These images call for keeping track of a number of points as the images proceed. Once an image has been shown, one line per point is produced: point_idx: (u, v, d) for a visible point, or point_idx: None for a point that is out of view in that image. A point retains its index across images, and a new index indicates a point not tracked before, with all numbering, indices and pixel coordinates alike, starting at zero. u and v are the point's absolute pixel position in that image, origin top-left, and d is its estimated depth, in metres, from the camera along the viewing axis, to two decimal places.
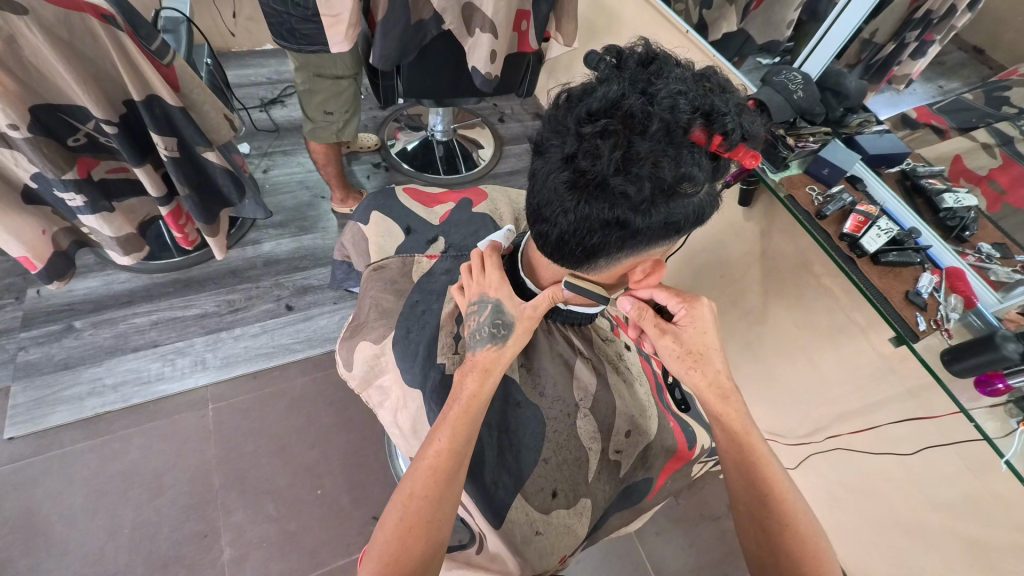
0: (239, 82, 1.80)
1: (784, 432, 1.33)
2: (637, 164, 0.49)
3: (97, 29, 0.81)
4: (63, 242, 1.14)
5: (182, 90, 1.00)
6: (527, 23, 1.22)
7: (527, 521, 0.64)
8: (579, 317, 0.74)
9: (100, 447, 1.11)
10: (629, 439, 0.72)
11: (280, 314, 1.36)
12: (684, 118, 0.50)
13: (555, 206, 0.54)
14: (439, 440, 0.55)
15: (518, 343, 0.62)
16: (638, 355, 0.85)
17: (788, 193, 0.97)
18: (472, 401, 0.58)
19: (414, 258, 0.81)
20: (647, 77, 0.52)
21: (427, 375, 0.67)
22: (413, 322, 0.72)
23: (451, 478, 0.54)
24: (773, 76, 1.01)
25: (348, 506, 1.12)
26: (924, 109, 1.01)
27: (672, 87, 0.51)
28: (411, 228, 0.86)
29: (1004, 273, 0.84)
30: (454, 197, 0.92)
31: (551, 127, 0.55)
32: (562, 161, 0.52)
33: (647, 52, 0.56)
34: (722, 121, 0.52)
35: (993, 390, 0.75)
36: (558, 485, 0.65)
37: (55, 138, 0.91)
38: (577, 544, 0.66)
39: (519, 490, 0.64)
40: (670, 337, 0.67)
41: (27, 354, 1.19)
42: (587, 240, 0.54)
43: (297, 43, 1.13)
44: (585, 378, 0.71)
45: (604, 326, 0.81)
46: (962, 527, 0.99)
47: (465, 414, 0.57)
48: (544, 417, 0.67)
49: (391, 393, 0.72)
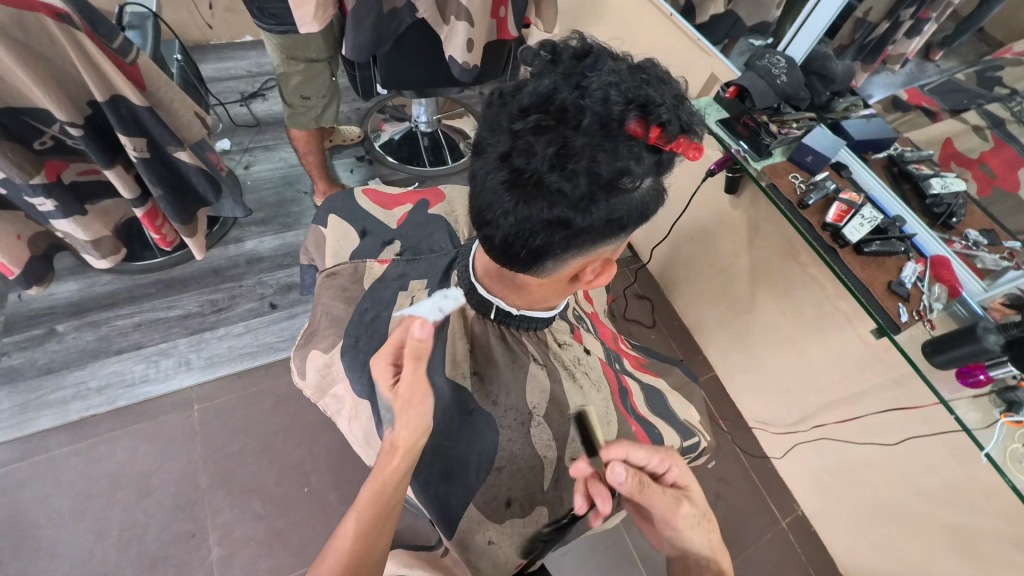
0: (217, 76, 1.76)
1: (774, 421, 1.33)
2: (573, 160, 0.48)
3: (53, 28, 0.78)
4: (39, 246, 1.13)
5: (149, 88, 0.97)
6: (505, 9, 1.18)
7: (481, 529, 0.65)
8: (536, 322, 0.71)
9: (85, 450, 1.11)
10: (585, 447, 0.69)
11: (263, 314, 1.35)
12: (617, 110, 0.49)
13: (495, 208, 0.52)
14: (350, 527, 0.52)
15: (411, 420, 0.57)
16: (599, 357, 0.81)
17: (770, 181, 0.94)
18: (384, 484, 0.54)
19: (365, 264, 0.79)
20: (580, 71, 0.51)
21: (376, 385, 0.66)
22: (362, 331, 0.71)
23: (365, 564, 0.51)
24: (756, 60, 0.99)
25: (335, 504, 1.13)
26: (915, 91, 0.98)
27: (605, 79, 0.50)
28: (366, 230, 0.84)
29: (991, 261, 0.84)
30: (412, 198, 0.91)
31: (487, 125, 0.53)
32: (498, 160, 0.50)
33: (582, 45, 0.55)
34: (658, 112, 0.50)
35: (975, 380, 0.76)
36: (513, 495, 0.65)
37: (20, 141, 0.89)
38: (535, 551, 0.69)
39: (471, 499, 0.64)
40: (683, 501, 0.59)
41: (11, 358, 1.19)
42: (530, 241, 0.52)
43: (269, 23, 1.09)
44: (540, 381, 0.68)
45: (562, 329, 0.77)
46: (950, 517, 0.98)
47: (376, 496, 0.53)
48: (497, 424, 0.65)
49: (347, 401, 0.71)
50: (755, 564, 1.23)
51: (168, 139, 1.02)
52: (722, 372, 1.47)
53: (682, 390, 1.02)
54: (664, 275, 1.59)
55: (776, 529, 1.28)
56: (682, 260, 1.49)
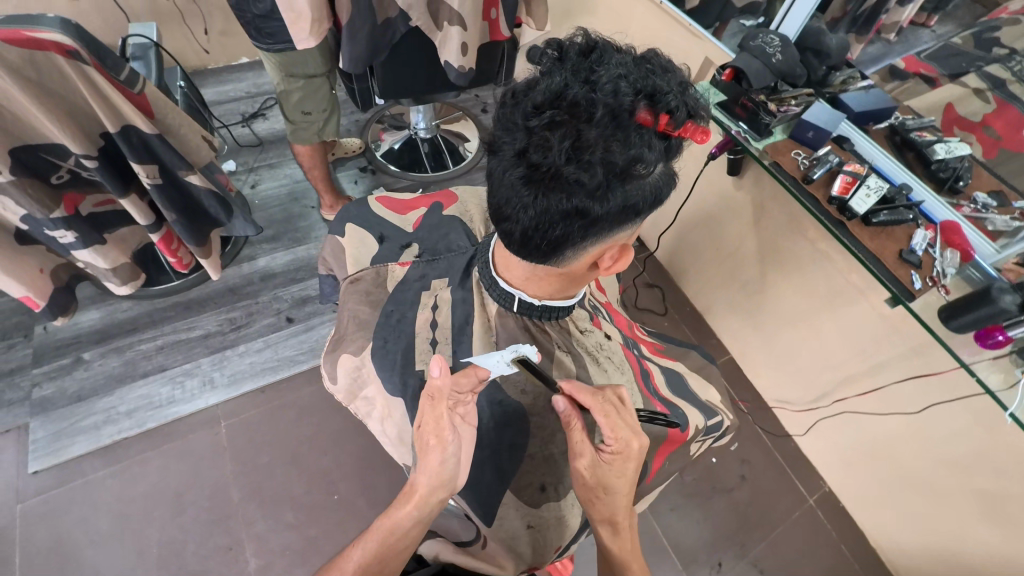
0: (218, 99, 1.80)
1: (795, 399, 1.33)
2: (587, 152, 0.49)
3: (64, 65, 0.81)
4: (62, 277, 1.17)
5: (157, 115, 1.00)
6: (496, 10, 1.20)
7: (516, 516, 0.66)
8: (556, 309, 0.72)
9: (120, 472, 1.14)
10: None
11: (281, 328, 1.38)
12: (627, 101, 0.50)
13: (514, 203, 0.53)
14: (360, 553, 0.56)
15: (430, 465, 0.57)
16: (620, 342, 0.83)
17: (773, 160, 0.95)
18: (394, 526, 0.57)
19: (386, 267, 0.81)
20: (588, 65, 0.53)
21: (406, 383, 0.68)
22: (389, 332, 0.73)
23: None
24: (748, 41, 0.99)
25: (364, 509, 1.15)
26: (912, 58, 0.97)
27: (613, 71, 0.51)
28: (384, 236, 0.86)
29: (1001, 223, 0.83)
30: (425, 202, 0.93)
31: (502, 125, 0.54)
32: (515, 157, 0.52)
33: (588, 41, 0.56)
34: (665, 100, 0.51)
35: (994, 342, 0.76)
36: (545, 480, 0.66)
37: (38, 176, 0.92)
38: (574, 532, 0.69)
39: (507, 486, 0.65)
40: (585, 460, 0.59)
41: (42, 389, 1.22)
42: (550, 233, 0.54)
43: (266, 41, 1.12)
44: (565, 367, 0.71)
45: (583, 316, 0.78)
46: (978, 482, 0.98)
47: (386, 534, 0.57)
48: (526, 416, 0.66)
49: (377, 403, 0.73)
50: (785, 543, 1.23)
51: (178, 163, 1.04)
52: (738, 354, 1.47)
53: (700, 372, 1.03)
54: (673, 262, 1.60)
55: (804, 507, 1.28)
56: (689, 245, 1.50)
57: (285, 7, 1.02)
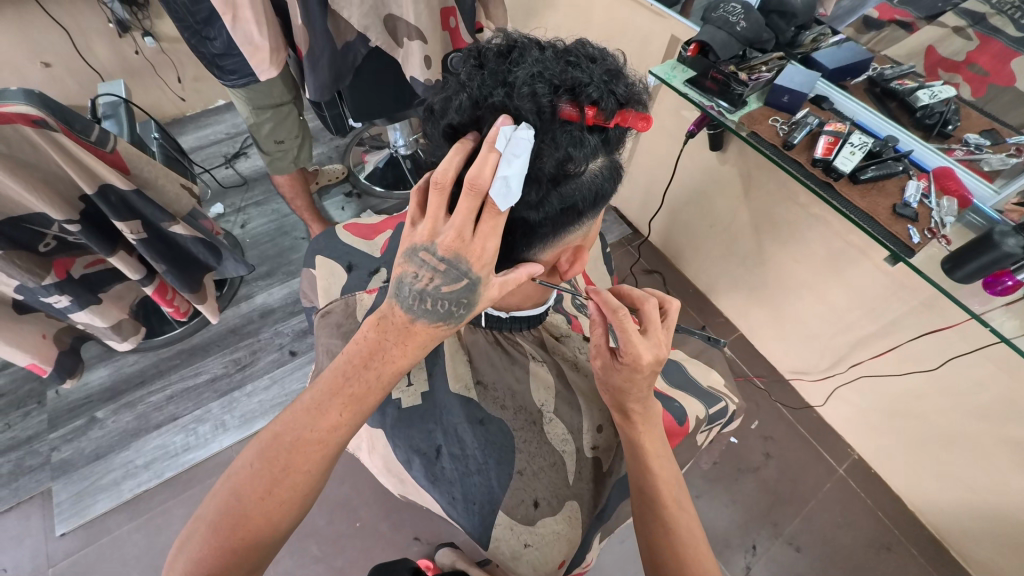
0: (199, 144, 1.82)
1: (809, 368, 1.29)
2: None
3: (33, 135, 0.82)
4: (65, 341, 1.18)
5: (133, 170, 1.01)
6: (454, 18, 1.17)
7: (514, 535, 0.64)
8: (523, 320, 0.75)
9: (144, 524, 1.15)
10: (603, 433, 0.71)
11: (286, 362, 1.38)
12: (546, 101, 0.49)
13: None
14: (333, 415, 0.48)
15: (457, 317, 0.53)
16: None
17: (750, 131, 0.92)
18: (395, 372, 0.51)
19: (355, 297, 0.80)
20: (506, 68, 0.52)
21: (386, 412, 0.69)
22: None
23: (281, 505, 0.46)
24: (710, 13, 0.97)
25: (389, 531, 1.15)
26: (885, 6, 0.92)
27: (531, 70, 0.50)
28: (352, 264, 0.86)
29: (997, 161, 0.80)
30: (392, 223, 0.92)
31: None
32: None
33: (506, 42, 0.55)
34: (588, 92, 0.50)
35: (1003, 288, 0.72)
36: (537, 494, 0.64)
37: (26, 247, 0.93)
38: (574, 547, 0.66)
39: (498, 508, 0.64)
40: (599, 360, 0.62)
41: (60, 452, 1.24)
42: None
43: (227, 76, 1.12)
44: (543, 378, 0.72)
45: (559, 322, 0.81)
46: (1013, 433, 0.94)
47: (388, 379, 0.50)
48: (510, 428, 0.67)
49: (367, 431, 0.72)
50: (820, 517, 1.19)
51: (160, 216, 1.06)
52: (747, 330, 1.44)
53: (703, 356, 1.01)
54: (668, 245, 1.58)
55: (835, 477, 1.24)
56: (681, 225, 1.47)
57: (241, 41, 1.02)
